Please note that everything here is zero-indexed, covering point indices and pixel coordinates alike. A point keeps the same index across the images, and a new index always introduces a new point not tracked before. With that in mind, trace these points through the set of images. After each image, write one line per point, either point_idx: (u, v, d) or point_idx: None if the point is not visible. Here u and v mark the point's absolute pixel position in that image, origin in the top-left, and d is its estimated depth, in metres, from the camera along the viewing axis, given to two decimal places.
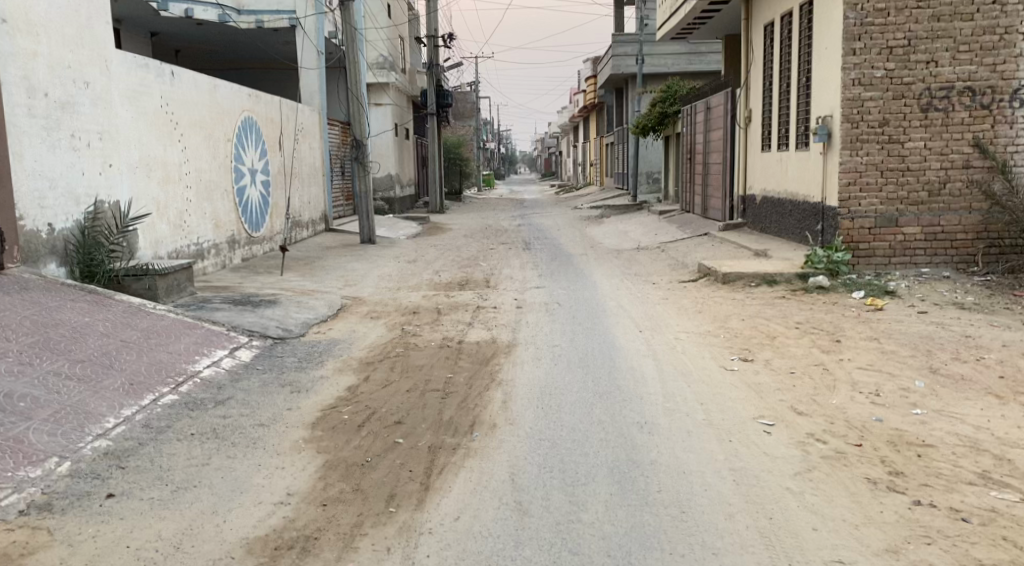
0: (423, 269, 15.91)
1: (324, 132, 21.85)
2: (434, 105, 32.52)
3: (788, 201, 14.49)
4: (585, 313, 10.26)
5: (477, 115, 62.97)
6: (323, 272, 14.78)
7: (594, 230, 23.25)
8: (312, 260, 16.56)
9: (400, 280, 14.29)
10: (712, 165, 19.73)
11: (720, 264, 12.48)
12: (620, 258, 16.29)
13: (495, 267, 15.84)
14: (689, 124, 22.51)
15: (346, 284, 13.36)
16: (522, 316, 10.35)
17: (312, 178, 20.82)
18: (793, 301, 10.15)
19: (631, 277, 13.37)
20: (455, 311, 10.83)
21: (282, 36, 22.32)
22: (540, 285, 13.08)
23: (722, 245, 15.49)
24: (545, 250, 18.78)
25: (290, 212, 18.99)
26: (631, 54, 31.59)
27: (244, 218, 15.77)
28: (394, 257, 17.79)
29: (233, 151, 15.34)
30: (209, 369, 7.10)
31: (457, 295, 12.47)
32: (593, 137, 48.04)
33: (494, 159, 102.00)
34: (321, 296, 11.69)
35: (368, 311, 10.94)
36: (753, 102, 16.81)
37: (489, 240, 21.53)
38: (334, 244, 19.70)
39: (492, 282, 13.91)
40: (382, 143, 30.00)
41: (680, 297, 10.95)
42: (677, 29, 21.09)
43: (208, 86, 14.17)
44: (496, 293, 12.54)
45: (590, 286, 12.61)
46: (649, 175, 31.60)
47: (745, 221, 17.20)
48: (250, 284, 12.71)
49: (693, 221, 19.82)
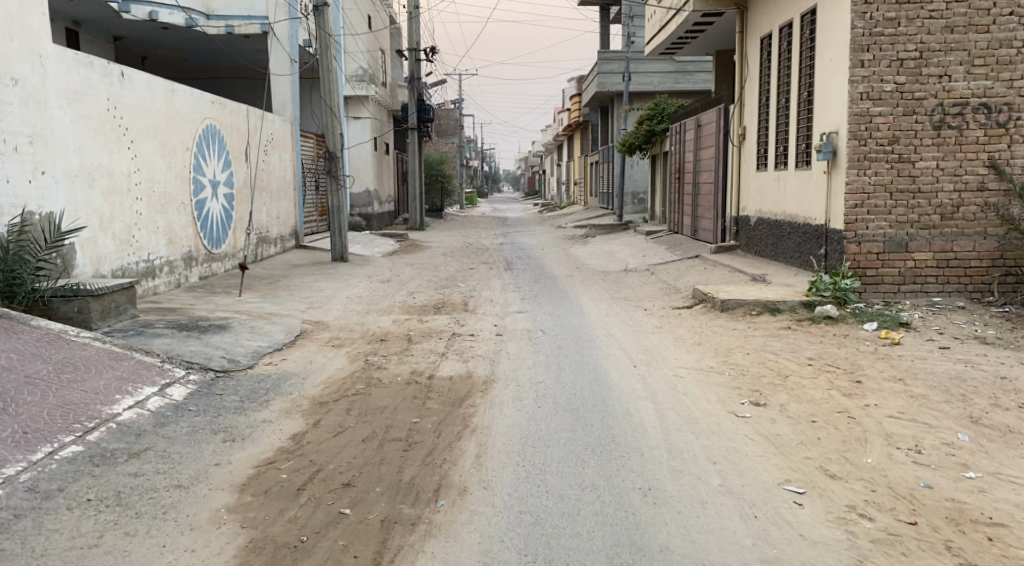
0: (396, 290, 14.85)
1: (296, 145, 20.80)
2: (414, 120, 31.57)
3: (787, 223, 13.55)
4: (570, 343, 9.27)
5: (461, 132, 62.05)
6: (288, 293, 13.73)
7: (578, 250, 22.26)
8: (278, 279, 15.52)
9: (370, 302, 13.25)
10: (702, 185, 18.83)
11: (716, 290, 11.55)
12: (607, 281, 15.35)
13: (474, 289, 14.81)
14: (678, 142, 21.63)
15: (311, 307, 12.32)
16: (501, 346, 9.34)
17: (282, 193, 19.75)
18: (800, 333, 9.20)
19: (618, 303, 12.42)
20: (427, 339, 9.81)
21: (254, 44, 21.30)
22: (521, 309, 12.08)
23: (715, 269, 14.55)
24: (527, 270, 17.78)
25: (257, 227, 17.91)
26: (617, 72, 30.73)
27: (203, 232, 14.70)
28: (367, 277, 16.74)
29: (193, 160, 14.30)
30: (129, 411, 6.01)
31: (430, 319, 11.47)
32: (577, 157, 47.32)
33: (477, 177, 101.15)
34: (281, 321, 10.66)
35: (330, 339, 9.92)
36: (748, 119, 15.91)
37: (468, 259, 20.51)
38: (303, 262, 18.64)
39: (469, 306, 12.90)
40: (360, 157, 28.97)
41: (675, 326, 9.98)
42: (667, 43, 20.21)
43: (163, 90, 13.20)
44: (473, 318, 11.52)
45: (574, 311, 11.64)
46: (634, 196, 30.84)
47: (739, 244, 16.30)
48: (205, 306, 11.67)
49: (683, 243, 18.91)
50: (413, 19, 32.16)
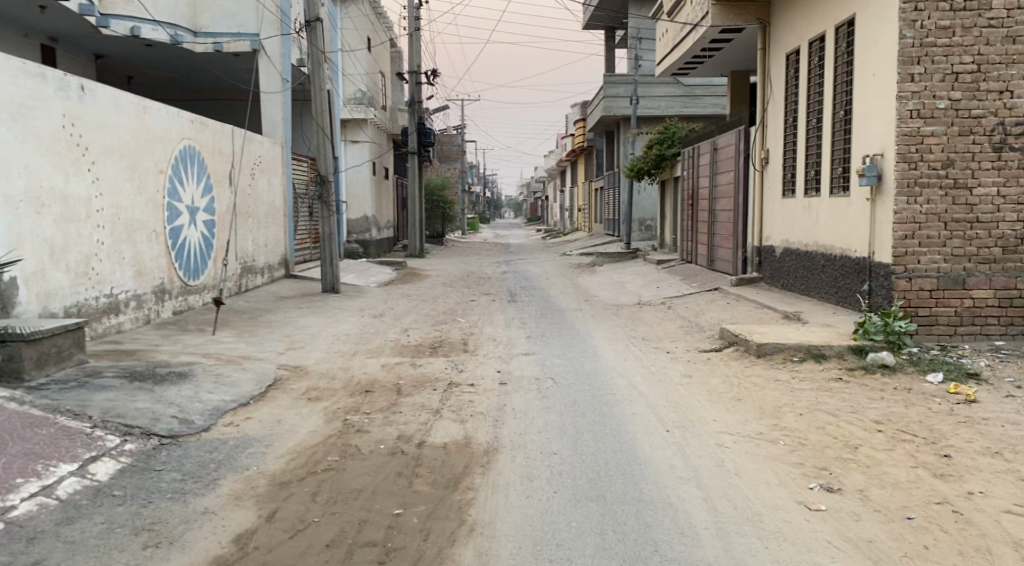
0: (389, 326, 13.53)
1: (287, 168, 19.55)
2: (414, 144, 30.31)
3: (821, 254, 12.23)
4: (587, 396, 7.92)
5: (463, 156, 60.88)
6: (269, 330, 12.44)
7: (586, 280, 20.96)
8: (261, 313, 14.25)
9: (358, 340, 11.92)
10: (720, 212, 17.54)
11: (748, 331, 10.27)
12: (621, 316, 14.06)
13: (475, 325, 13.49)
14: (691, 167, 20.38)
15: (292, 348, 11.00)
16: (505, 399, 8.01)
17: (271, 219, 18.49)
18: (855, 387, 7.87)
19: (636, 344, 11.09)
20: (419, 390, 8.48)
21: (243, 62, 20.05)
22: (527, 351, 10.74)
23: (739, 305, 13.23)
24: (531, 303, 16.46)
25: (241, 256, 16.63)
26: (624, 95, 29.51)
27: (178, 263, 13.44)
28: (358, 310, 15.43)
29: (167, 184, 13.05)
30: (28, 502, 4.94)
31: (425, 362, 10.14)
32: (582, 181, 46.06)
33: (479, 202, 99.94)
34: (254, 367, 9.35)
35: (308, 390, 8.59)
36: (772, 142, 14.64)
37: (470, 290, 19.20)
38: (292, 293, 17.33)
39: (469, 346, 11.57)
40: (356, 183, 27.70)
41: (707, 376, 8.65)
42: (680, 62, 18.97)
43: (133, 106, 11.94)
44: (474, 361, 10.18)
45: (587, 354, 10.32)
46: (641, 223, 29.55)
47: (763, 276, 15.04)
48: (170, 348, 10.36)
49: (700, 274, 17.61)
50: (413, 41, 31.02)
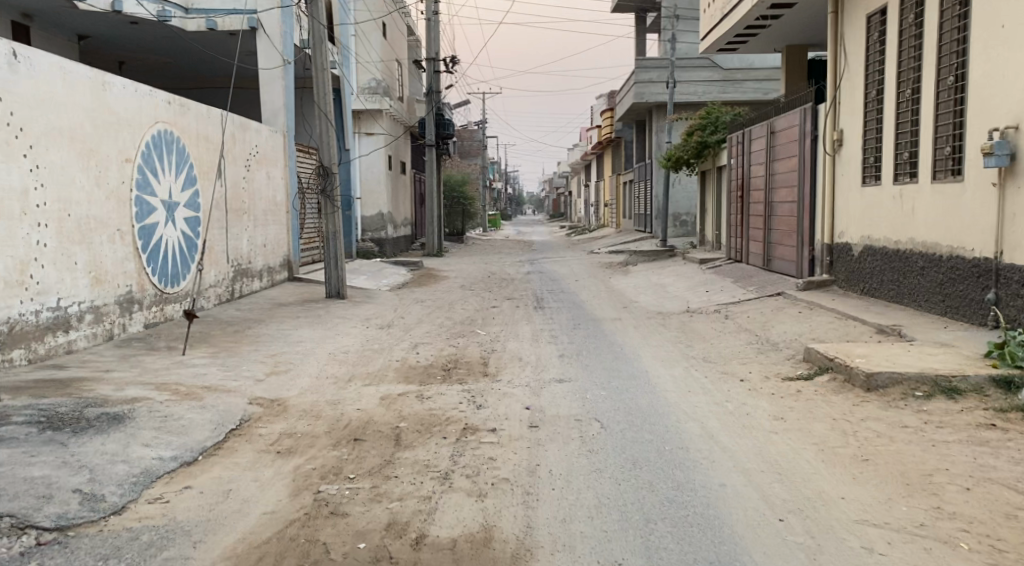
0: (396, 340, 11.47)
1: (291, 161, 17.57)
2: (432, 135, 28.23)
3: (920, 255, 10.19)
4: (653, 456, 5.86)
5: (486, 152, 58.66)
6: (253, 348, 10.41)
7: (621, 282, 18.83)
8: (248, 324, 12.26)
9: (358, 361, 9.88)
10: (777, 206, 15.40)
11: (846, 353, 8.16)
12: (670, 328, 11.95)
13: (497, 340, 11.42)
14: (739, 156, 18.25)
15: (275, 375, 8.95)
16: (541, 457, 5.93)
17: (271, 216, 16.53)
18: (1021, 440, 5.77)
19: (699, 368, 8.96)
20: (426, 438, 6.45)
21: (240, 43, 18.07)
22: (563, 379, 8.64)
23: (815, 318, 11.09)
24: (562, 310, 14.37)
25: (234, 257, 14.68)
26: (657, 81, 27.28)
27: (150, 267, 11.38)
28: (363, 320, 13.42)
29: (137, 174, 11.04)
30: None
31: (437, 393, 8.08)
32: (607, 175, 43.84)
33: (501, 199, 97.75)
34: (217, 404, 7.30)
35: (280, 439, 6.55)
36: (848, 121, 12.48)
37: (492, 294, 17.14)
38: (291, 299, 15.35)
39: (491, 369, 9.49)
40: (371, 177, 25.68)
41: (807, 422, 6.56)
42: (729, 35, 16.82)
43: (92, 81, 9.99)
44: (496, 392, 8.10)
45: (639, 384, 8.20)
46: (676, 219, 27.40)
47: (835, 279, 12.92)
48: (122, 375, 8.34)
49: (755, 276, 15.46)
50: (430, 26, 28.97)
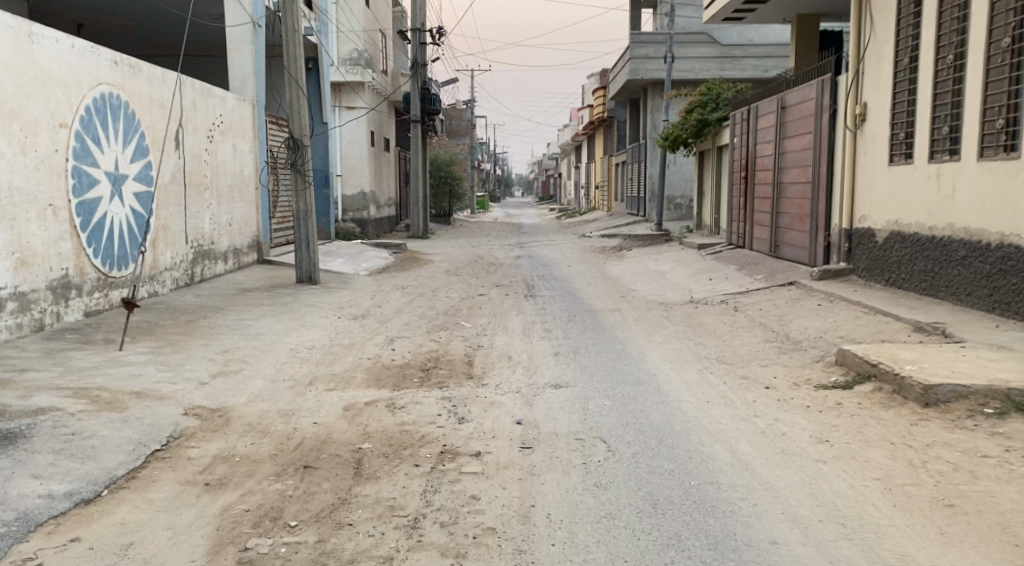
0: (369, 334, 10.21)
1: (261, 133, 16.22)
2: (417, 112, 26.83)
3: (960, 243, 9.02)
4: (678, 498, 4.68)
5: (474, 132, 57.18)
6: (204, 342, 9.13)
7: (616, 268, 17.61)
8: (206, 313, 10.99)
9: (324, 359, 8.65)
10: (788, 186, 14.18)
11: (890, 357, 6.98)
12: (676, 321, 10.74)
13: (483, 334, 10.19)
14: (743, 134, 17.01)
15: (224, 376, 7.68)
16: (535, 498, 4.72)
17: (238, 192, 15.21)
18: None
19: (716, 372, 7.75)
20: (393, 464, 5.24)
21: (207, 5, 16.67)
22: (559, 384, 7.43)
23: (839, 312, 9.91)
24: (555, 299, 13.14)
25: (195, 237, 13.39)
26: (653, 57, 25.95)
27: (92, 248, 10.06)
28: (335, 308, 12.17)
29: (75, 143, 9.70)
30: None
31: (412, 403, 6.85)
32: (599, 157, 42.53)
33: (490, 181, 96.27)
34: (142, 415, 6.05)
35: (212, 464, 5.32)
36: (873, 92, 11.24)
37: (478, 279, 15.90)
38: (257, 284, 14.07)
39: (476, 370, 8.25)
40: (352, 154, 24.33)
41: (860, 446, 5.37)
42: (737, 3, 15.54)
43: (14, 33, 8.66)
44: (481, 401, 6.87)
45: (650, 393, 6.98)
46: (671, 201, 26.18)
47: (856, 268, 11.73)
48: (40, 376, 7.07)
49: (764, 264, 14.26)
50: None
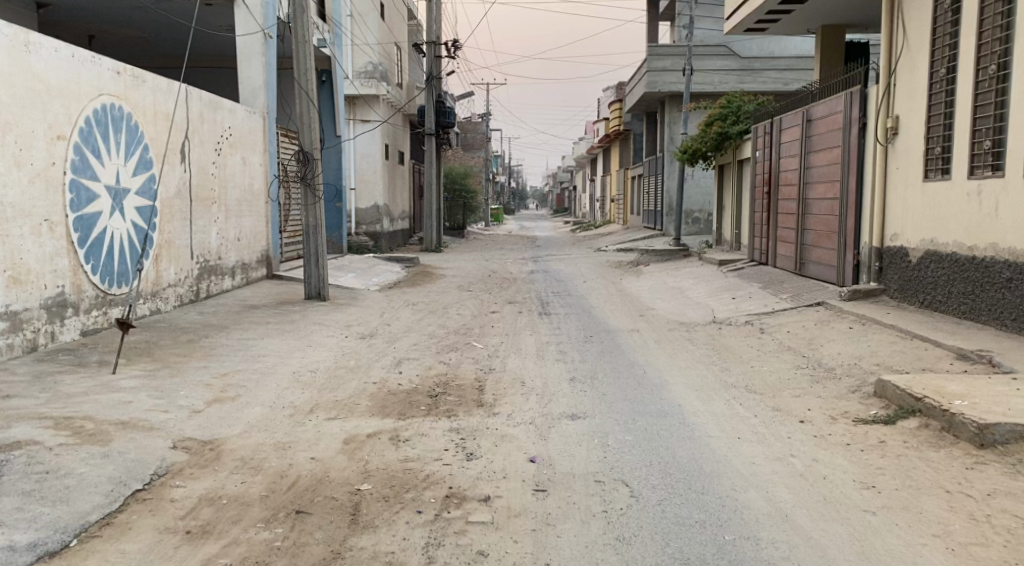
0: (377, 355, 9.74)
1: (271, 145, 15.83)
2: (432, 124, 26.44)
3: (1006, 265, 8.50)
4: (712, 560, 4.19)
5: (488, 145, 56.80)
6: (202, 363, 8.66)
7: (633, 285, 17.10)
8: (208, 332, 10.55)
9: (327, 383, 8.18)
10: (814, 203, 13.66)
11: (935, 390, 6.46)
12: (698, 344, 10.22)
13: (495, 356, 9.71)
14: (766, 147, 16.50)
15: (219, 403, 7.20)
16: (552, 559, 4.24)
17: (246, 206, 14.82)
18: None
19: (745, 403, 7.22)
20: (396, 511, 4.75)
21: (217, 15, 16.31)
22: (575, 414, 6.94)
23: (872, 336, 9.38)
24: (570, 318, 12.65)
25: (201, 252, 12.99)
26: (672, 69, 25.49)
27: (91, 265, 9.64)
28: (343, 326, 11.72)
29: (74, 155, 9.30)
30: None
31: (418, 435, 6.36)
32: (615, 169, 42.06)
33: (503, 193, 95.97)
34: (125, 449, 5.56)
35: (196, 507, 4.84)
36: (907, 105, 10.72)
37: (491, 296, 15.44)
38: (264, 300, 13.65)
39: (487, 397, 7.78)
40: (366, 167, 23.91)
41: (912, 495, 4.85)
42: (762, 13, 15.06)
43: (9, 41, 8.28)
44: (492, 434, 6.39)
45: (675, 427, 6.46)
46: (689, 216, 25.68)
47: (888, 289, 11.21)
48: (22, 403, 6.61)
49: (789, 282, 13.74)
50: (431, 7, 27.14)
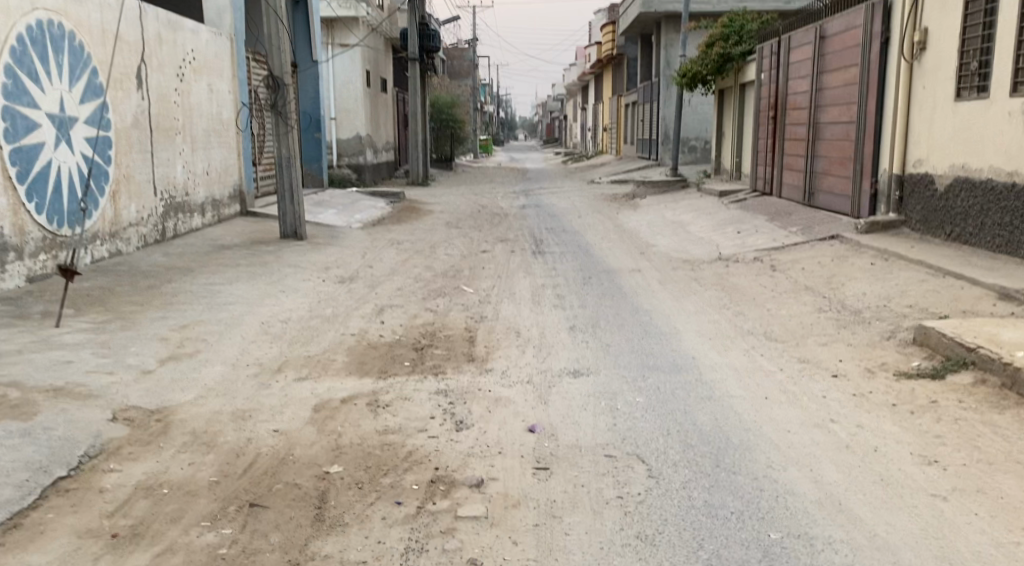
0: (356, 301, 8.89)
1: (240, 70, 14.74)
2: (415, 50, 25.13)
3: None
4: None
5: (476, 73, 55.12)
6: (160, 314, 7.79)
7: (630, 218, 16.21)
8: (172, 276, 9.65)
9: (299, 336, 7.34)
10: (826, 126, 12.73)
11: (989, 338, 5.68)
12: (707, 284, 9.39)
13: (485, 300, 8.86)
14: (772, 69, 15.48)
15: (174, 361, 6.34)
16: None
17: (215, 137, 13.79)
18: None
19: (768, 355, 6.42)
20: (369, 503, 3.95)
21: None
22: (577, 372, 6.15)
23: (898, 273, 8.58)
24: (566, 255, 11.80)
25: (165, 187, 12.01)
26: None
27: (34, 202, 8.71)
28: (321, 268, 10.84)
29: (6, 78, 8.31)
30: None
31: (399, 400, 5.54)
32: (608, 96, 40.78)
33: (492, 122, 94.10)
34: (51, 425, 4.72)
35: (129, 500, 4.03)
36: (940, 16, 9.77)
37: (482, 233, 14.55)
38: (238, 240, 12.73)
39: (478, 350, 6.96)
40: (347, 95, 22.75)
41: (984, 474, 4.07)
42: None
43: None
44: (484, 398, 5.59)
45: (692, 386, 5.66)
46: (686, 144, 24.66)
47: (910, 220, 10.39)
48: None
49: (797, 213, 12.90)
50: None
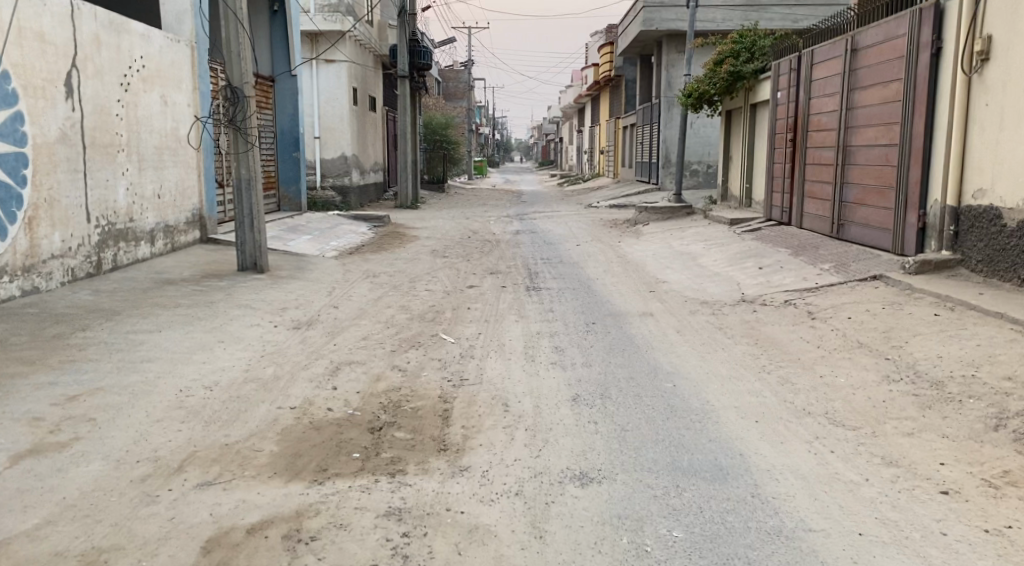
0: (310, 356, 7.22)
1: (201, 81, 13.12)
2: (405, 66, 23.57)
3: None
4: None
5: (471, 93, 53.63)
6: (48, 378, 6.07)
7: (635, 248, 14.58)
8: (87, 322, 7.92)
9: (222, 410, 5.66)
10: (858, 149, 11.15)
11: None
12: (738, 337, 7.73)
13: (468, 356, 7.21)
14: (790, 86, 13.94)
15: (35, 459, 4.62)
16: None
17: (169, 155, 12.15)
18: None
19: (840, 453, 4.78)
20: None
21: None
22: (582, 478, 4.49)
23: (978, 328, 6.96)
24: (565, 294, 10.15)
25: (104, 212, 10.37)
26: (670, 5, 22.70)
27: None
28: (277, 310, 9.15)
29: None
30: None
31: (333, 530, 3.90)
32: (604, 119, 39.37)
33: (487, 141, 92.62)
34: None
35: None
36: (1009, 22, 8.26)
37: (469, 264, 12.94)
38: (189, 271, 11.09)
39: (451, 434, 5.29)
40: (330, 113, 21.12)
41: None
42: None
43: None
44: (456, 529, 3.92)
45: (746, 513, 4.01)
46: (688, 168, 23.15)
47: (971, 260, 8.80)
48: None
49: (827, 248, 11.29)
50: None
